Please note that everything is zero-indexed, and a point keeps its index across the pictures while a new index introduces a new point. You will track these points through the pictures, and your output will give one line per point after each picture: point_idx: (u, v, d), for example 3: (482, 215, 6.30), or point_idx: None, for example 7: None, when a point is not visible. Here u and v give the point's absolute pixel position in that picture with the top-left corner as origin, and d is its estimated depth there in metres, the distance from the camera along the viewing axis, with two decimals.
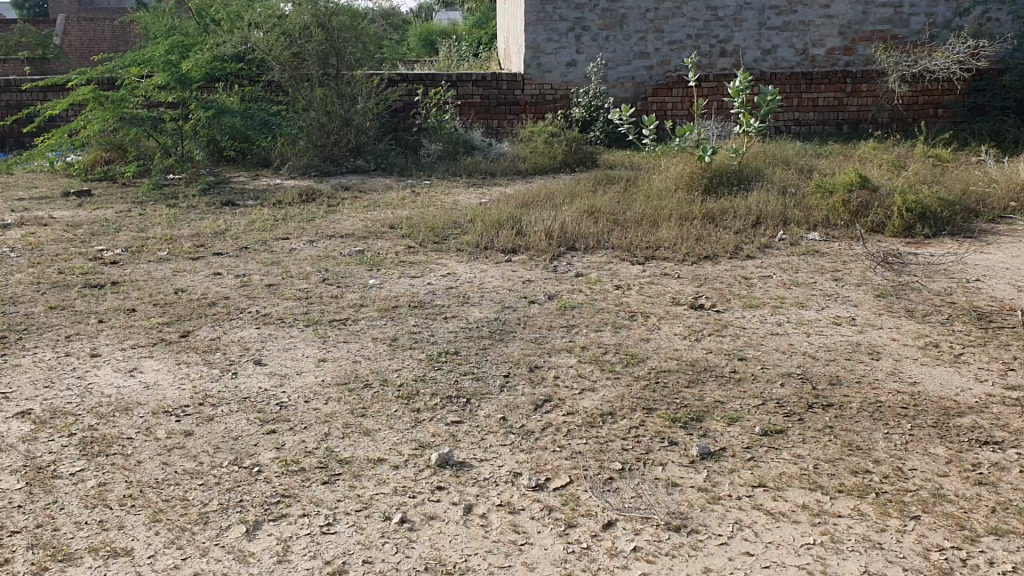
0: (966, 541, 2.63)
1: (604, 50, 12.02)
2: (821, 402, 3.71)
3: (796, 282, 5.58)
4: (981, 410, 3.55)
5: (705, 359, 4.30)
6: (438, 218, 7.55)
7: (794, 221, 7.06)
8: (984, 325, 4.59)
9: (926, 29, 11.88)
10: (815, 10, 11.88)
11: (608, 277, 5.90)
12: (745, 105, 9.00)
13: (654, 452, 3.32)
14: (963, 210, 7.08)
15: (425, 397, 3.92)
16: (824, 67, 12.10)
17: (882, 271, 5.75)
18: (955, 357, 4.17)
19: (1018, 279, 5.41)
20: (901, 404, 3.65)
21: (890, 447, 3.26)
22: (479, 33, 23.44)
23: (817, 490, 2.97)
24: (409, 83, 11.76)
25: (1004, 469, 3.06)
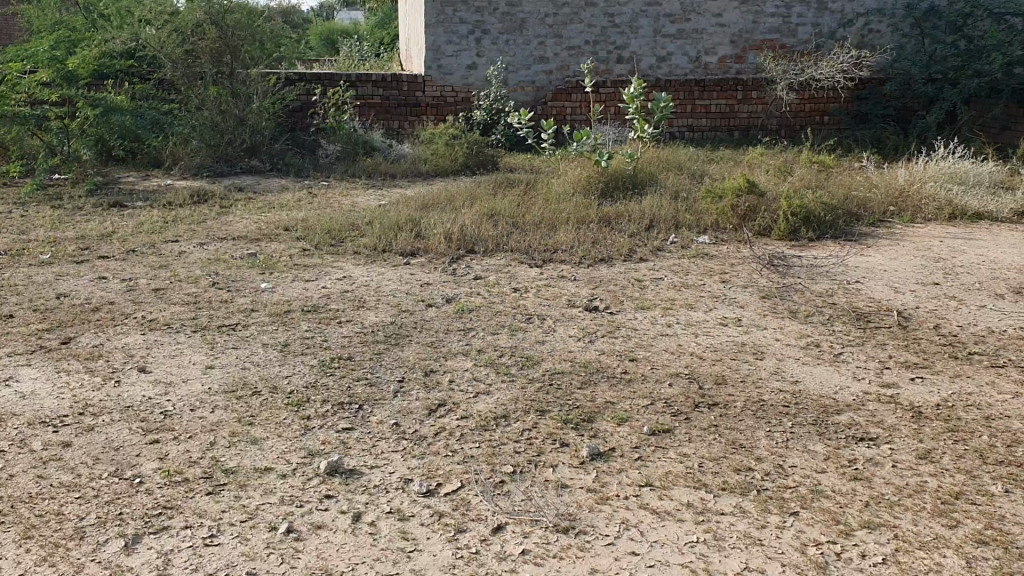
0: (841, 535, 2.72)
1: (504, 53, 12.08)
2: (706, 402, 3.80)
3: (686, 284, 5.71)
4: (858, 408, 3.69)
5: (598, 360, 4.35)
6: (335, 220, 7.46)
7: (686, 225, 7.21)
8: (862, 325, 4.77)
9: (812, 38, 12.33)
10: (708, 18, 12.18)
11: (506, 280, 5.92)
12: (639, 112, 9.16)
13: (546, 453, 3.34)
14: (846, 214, 7.35)
15: (316, 403, 3.86)
16: (716, 74, 12.41)
17: (768, 273, 5.93)
18: (834, 356, 4.32)
19: (895, 281, 5.65)
20: (783, 402, 3.77)
21: (772, 444, 3.37)
22: (381, 34, 23.27)
23: (701, 488, 3.04)
24: (308, 82, 11.58)
25: (878, 465, 3.18)
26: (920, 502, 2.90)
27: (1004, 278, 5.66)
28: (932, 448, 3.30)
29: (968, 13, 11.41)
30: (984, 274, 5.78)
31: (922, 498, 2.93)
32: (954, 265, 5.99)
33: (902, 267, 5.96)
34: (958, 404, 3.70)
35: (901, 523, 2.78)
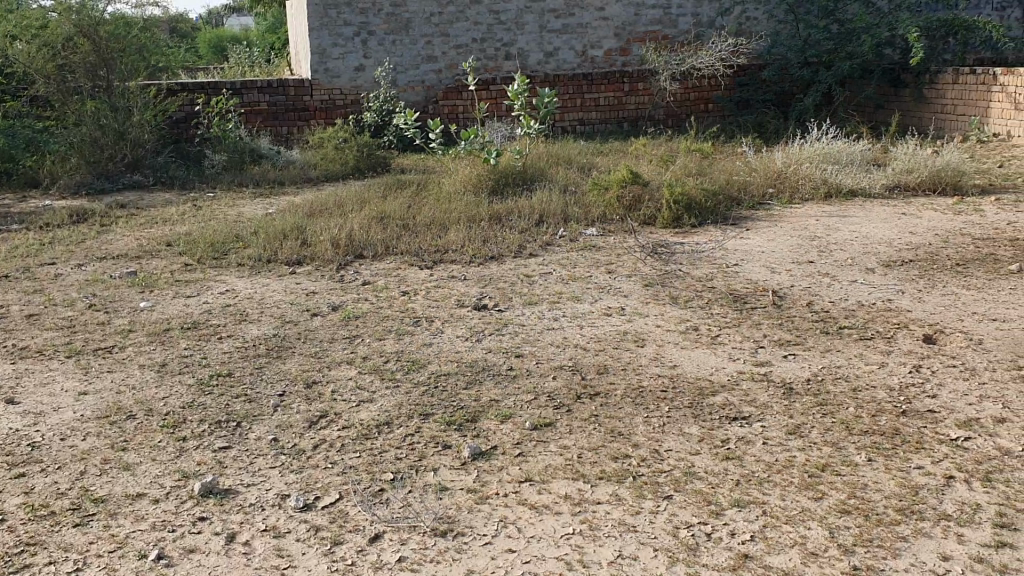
0: (711, 515, 2.78)
1: (391, 54, 12.00)
2: (588, 392, 3.83)
3: (573, 277, 5.75)
4: (732, 388, 3.79)
5: (484, 358, 4.33)
6: (219, 233, 7.27)
7: (574, 218, 7.28)
8: (740, 306, 4.89)
9: (692, 28, 12.58)
10: (591, 12, 12.32)
11: (395, 283, 5.87)
12: (524, 107, 9.20)
13: (427, 457, 3.30)
14: (726, 199, 7.54)
15: (192, 424, 3.76)
16: (602, 67, 12.56)
17: (651, 261, 6.02)
18: (712, 339, 4.41)
19: (771, 262, 5.81)
20: (661, 387, 3.84)
21: (649, 430, 3.43)
22: (271, 40, 22.89)
23: (579, 479, 3.07)
24: (191, 92, 11.28)
25: (749, 442, 3.27)
26: (789, 477, 2.98)
27: (874, 253, 5.86)
28: (801, 423, 3.40)
29: None
30: (856, 250, 5.98)
31: (790, 473, 3.01)
32: (828, 243, 6.18)
33: (779, 248, 6.13)
34: (827, 378, 3.82)
35: (769, 499, 2.86)
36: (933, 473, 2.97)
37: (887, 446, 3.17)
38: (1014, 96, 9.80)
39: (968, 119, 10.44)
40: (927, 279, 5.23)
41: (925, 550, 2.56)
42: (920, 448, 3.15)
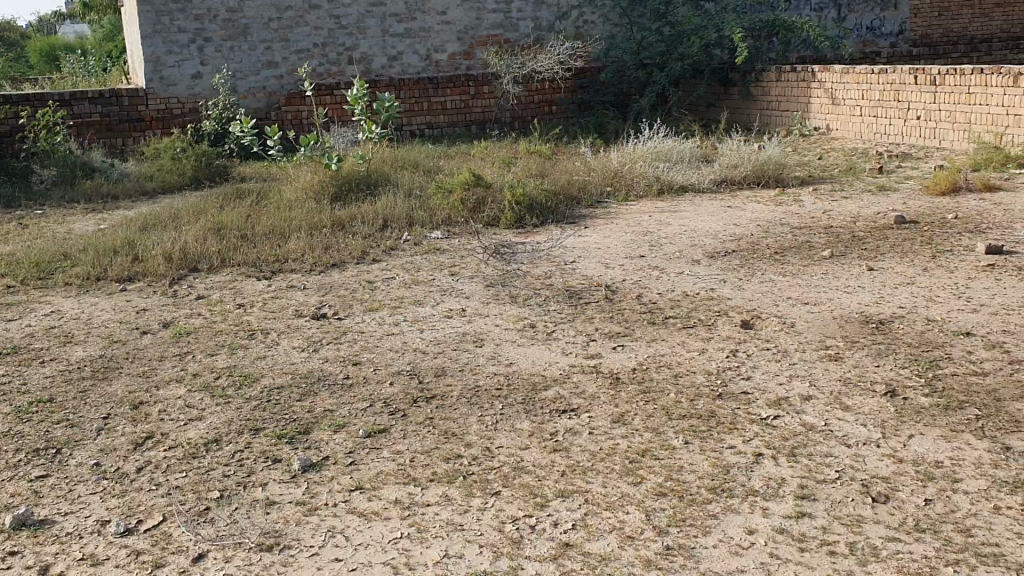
0: (536, 508, 2.87)
1: (229, 61, 11.68)
2: (424, 396, 3.86)
3: (415, 280, 5.77)
4: (564, 381, 3.89)
5: (320, 368, 4.27)
6: (44, 252, 6.90)
7: (418, 221, 7.28)
8: (575, 301, 5.03)
9: (532, 32, 12.81)
10: (432, 17, 12.37)
11: (231, 296, 5.73)
12: (365, 113, 9.14)
13: (256, 473, 3.25)
14: (566, 199, 7.72)
15: (6, 454, 3.56)
16: (447, 71, 12.61)
17: (493, 261, 6.10)
18: (547, 335, 4.52)
19: (606, 257, 5.99)
20: (496, 386, 3.90)
21: (482, 428, 3.48)
22: (107, 48, 21.88)
23: (410, 483, 3.09)
24: (14, 104, 10.67)
25: (576, 434, 3.38)
26: (611, 464, 3.14)
27: (701, 245, 6.14)
28: (626, 411, 3.56)
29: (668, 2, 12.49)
30: (684, 242, 6.24)
31: (613, 460, 3.16)
32: (659, 238, 6.43)
33: (614, 244, 6.33)
34: (651, 366, 4.00)
35: (591, 488, 2.98)
36: (743, 452, 3.18)
37: (703, 428, 3.37)
38: (830, 91, 10.46)
39: (790, 115, 11.06)
40: (747, 268, 5.51)
41: (732, 525, 2.74)
42: (733, 429, 3.36)
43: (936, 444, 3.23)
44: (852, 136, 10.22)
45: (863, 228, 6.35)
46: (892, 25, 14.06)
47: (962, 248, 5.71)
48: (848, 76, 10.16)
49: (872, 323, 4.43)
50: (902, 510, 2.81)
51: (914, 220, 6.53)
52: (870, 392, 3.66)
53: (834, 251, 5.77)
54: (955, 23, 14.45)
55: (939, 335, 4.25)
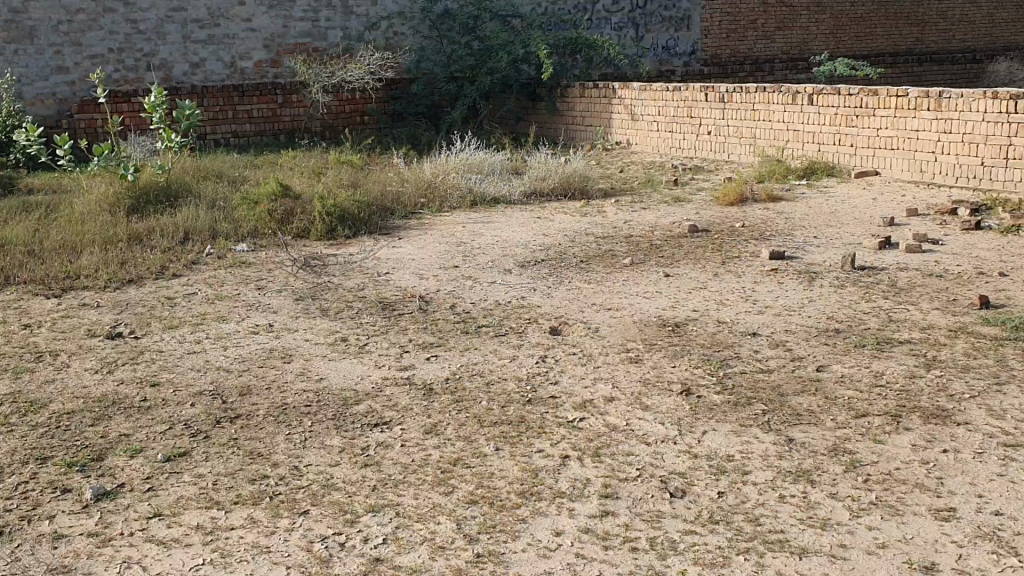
0: (346, 524, 2.83)
1: (13, 65, 10.89)
2: (228, 416, 3.72)
3: (220, 295, 5.57)
4: (375, 395, 3.86)
5: (115, 392, 4.03)
6: None
7: (224, 234, 7.03)
8: (387, 313, 5.00)
9: (341, 41, 12.70)
10: (237, 24, 12.03)
11: (15, 316, 5.32)
12: (164, 121, 8.74)
13: (42, 505, 3.03)
14: (378, 210, 7.68)
15: None
16: (253, 79, 12.28)
17: (303, 274, 5.98)
18: (358, 348, 4.47)
19: (419, 268, 6.00)
20: (305, 402, 3.82)
21: (289, 447, 3.40)
22: None
23: (213, 507, 2.97)
24: None
25: (388, 447, 3.36)
26: (423, 475, 3.13)
27: (511, 254, 6.27)
28: (438, 422, 3.57)
29: (476, 16, 12.69)
30: (495, 252, 6.35)
31: (425, 472, 3.16)
32: (471, 248, 6.50)
33: (427, 255, 6.35)
34: (463, 376, 4.04)
35: (402, 500, 2.97)
36: (551, 455, 3.27)
37: (513, 434, 3.44)
38: (630, 107, 10.92)
39: (594, 130, 11.47)
40: (555, 276, 5.66)
41: (540, 528, 2.80)
42: (541, 433, 3.45)
43: (728, 439, 3.42)
44: (651, 150, 10.72)
45: (660, 237, 6.67)
46: (685, 45, 14.93)
47: (748, 255, 6.10)
48: (645, 93, 10.67)
49: (669, 326, 4.65)
50: (698, 504, 2.96)
51: (705, 229, 6.91)
52: (669, 390, 3.84)
53: (635, 259, 6.02)
54: (741, 44, 15.41)
55: (730, 336, 4.52)
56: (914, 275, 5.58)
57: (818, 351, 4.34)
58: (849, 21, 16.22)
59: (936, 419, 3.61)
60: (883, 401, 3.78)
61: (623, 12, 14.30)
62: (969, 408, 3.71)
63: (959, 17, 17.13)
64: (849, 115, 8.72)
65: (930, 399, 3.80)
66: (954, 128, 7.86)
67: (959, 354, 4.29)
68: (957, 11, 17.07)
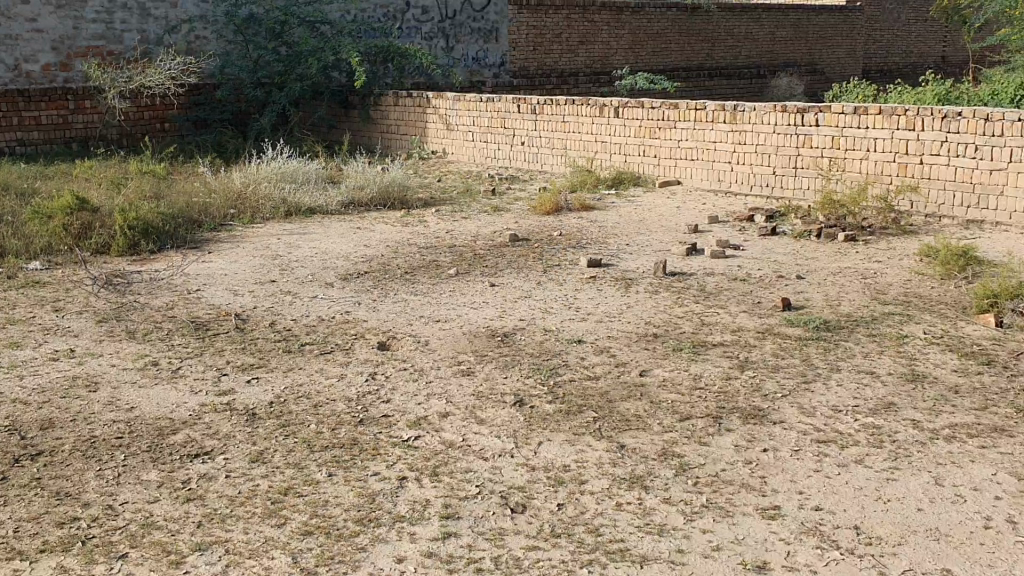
0: (171, 566, 2.64)
1: None
2: (28, 453, 3.39)
3: (12, 320, 5.09)
4: (194, 422, 3.63)
5: None
6: None
7: (12, 251, 6.46)
8: (202, 334, 4.73)
9: (139, 45, 12.00)
10: (20, 23, 11.07)
11: None
12: None
13: None
14: (186, 222, 7.29)
15: None
16: (42, 83, 11.31)
17: (106, 294, 5.57)
18: (172, 373, 4.19)
19: (234, 284, 5.73)
20: (116, 434, 3.54)
21: (101, 485, 3.13)
22: None
23: (16, 558, 2.69)
24: None
25: (212, 479, 3.16)
26: (252, 508, 2.96)
27: (331, 267, 6.10)
28: (264, 449, 3.39)
29: (283, 21, 12.25)
30: (314, 265, 6.16)
31: (253, 503, 2.99)
32: (289, 261, 6.27)
33: (241, 270, 6.07)
34: (290, 398, 3.86)
35: (232, 536, 2.80)
36: (387, 478, 3.17)
37: (345, 458, 3.31)
38: (444, 117, 10.94)
39: (409, 139, 11.42)
40: (379, 289, 5.55)
41: (381, 555, 2.71)
42: (375, 455, 3.35)
43: (563, 449, 3.43)
44: (466, 159, 10.78)
45: (482, 247, 6.68)
46: (495, 57, 15.14)
47: (569, 263, 6.20)
48: (458, 103, 10.72)
49: (497, 337, 4.65)
50: (538, 518, 2.95)
51: (526, 238, 6.98)
52: (502, 403, 3.82)
53: (458, 269, 5.99)
54: (547, 57, 15.65)
55: (556, 344, 4.56)
56: (721, 279, 5.85)
57: (640, 356, 4.45)
58: (646, 36, 16.75)
59: (754, 419, 3.77)
60: (704, 403, 3.91)
61: (432, 22, 14.52)
62: (783, 407, 3.90)
63: (744, 34, 18.11)
64: (653, 127, 9.03)
65: (747, 399, 3.98)
66: (749, 139, 8.32)
67: (769, 354, 4.51)
68: (742, 29, 18.03)
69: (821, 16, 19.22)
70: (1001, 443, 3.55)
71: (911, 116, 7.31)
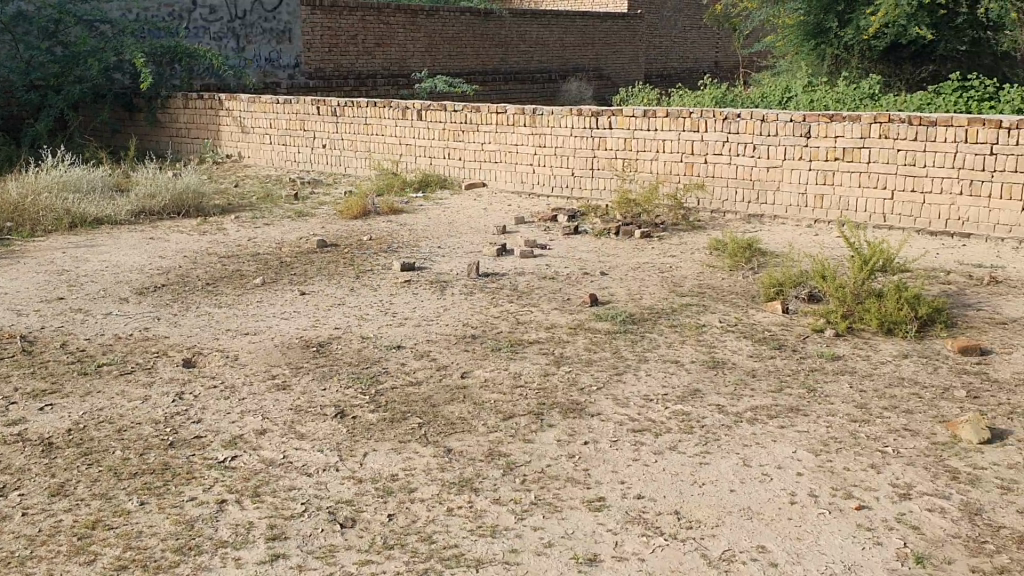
0: None
1: None
2: None
3: None
4: None
5: None
6: None
7: None
8: None
9: None
10: None
11: None
12: None
13: None
14: None
15: None
16: None
17: None
18: None
19: (15, 303, 5.28)
20: None
21: None
22: None
23: None
24: None
25: (7, 518, 2.90)
26: (57, 547, 2.74)
27: (126, 281, 5.74)
28: (65, 481, 3.15)
29: (57, 19, 11.52)
30: (106, 280, 5.77)
31: (57, 542, 2.77)
32: (77, 276, 5.85)
33: (22, 288, 5.60)
34: (90, 424, 3.60)
35: None
36: (206, 501, 3.02)
37: (157, 484, 3.13)
38: (239, 119, 10.58)
39: (202, 142, 10.96)
40: (180, 302, 5.28)
41: None
42: (191, 478, 3.17)
43: (388, 458, 3.38)
44: (265, 163, 10.48)
45: (288, 254, 6.49)
46: (288, 58, 14.75)
47: (380, 267, 6.13)
48: (254, 105, 10.39)
49: (312, 347, 4.53)
50: (369, 531, 2.89)
51: (334, 243, 6.84)
52: (322, 415, 3.72)
53: (265, 278, 5.79)
54: (343, 59, 15.31)
55: (373, 352, 4.49)
56: (531, 278, 5.97)
57: (459, 358, 4.45)
58: (442, 40, 16.82)
59: (573, 413, 3.86)
60: (525, 401, 3.96)
61: (221, 22, 14.04)
62: (599, 399, 4.02)
63: (535, 40, 18.53)
64: (455, 130, 9.07)
65: (565, 394, 4.07)
66: (548, 141, 8.51)
67: (582, 349, 4.63)
68: (533, 35, 18.44)
69: (606, 22, 19.97)
70: (797, 421, 3.80)
71: (695, 118, 7.70)
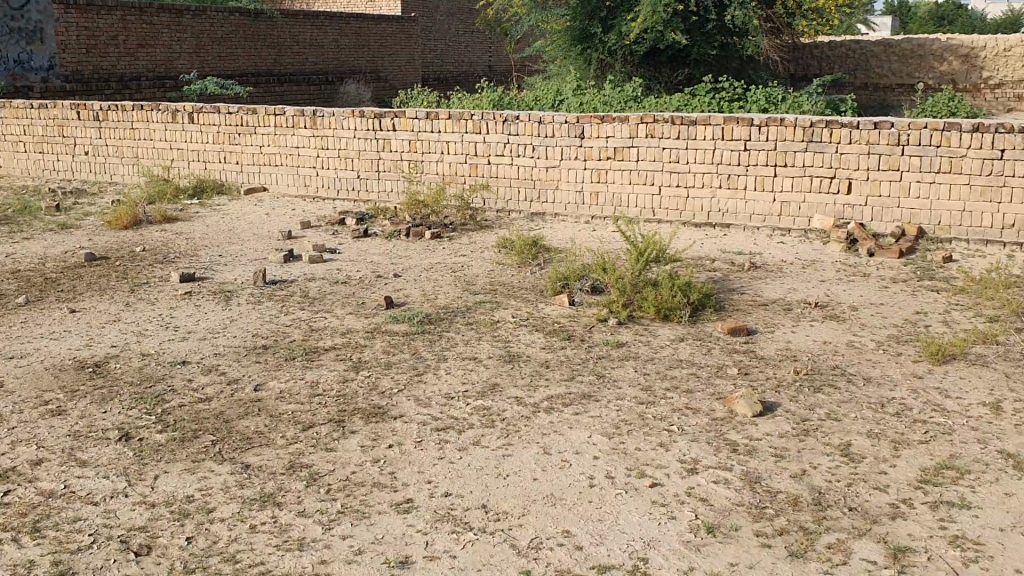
0: None
1: None
2: None
3: None
4: None
5: None
6: None
7: None
8: None
9: None
10: None
11: None
12: None
13: None
14: None
15: None
16: None
17: None
18: None
19: None
20: None
21: None
22: None
23: None
24: None
25: None
26: None
27: None
28: None
29: None
30: None
31: None
32: None
33: None
34: None
35: None
36: None
37: None
38: None
39: None
40: None
41: None
42: None
43: (182, 479, 3.22)
44: (20, 173, 9.85)
45: (53, 269, 6.03)
46: (41, 60, 13.54)
47: (158, 279, 5.82)
48: (5, 111, 9.71)
49: (88, 367, 4.23)
50: (166, 557, 2.76)
51: (103, 256, 6.43)
52: (105, 440, 3.49)
53: (28, 297, 5.35)
54: (103, 60, 14.35)
55: (158, 369, 4.26)
56: (321, 283, 5.86)
57: (251, 370, 4.30)
58: (211, 40, 16.18)
59: (375, 418, 3.82)
60: (324, 409, 3.89)
61: None
62: (400, 401, 4.01)
63: (309, 40, 18.20)
64: (231, 134, 8.75)
65: (365, 398, 4.02)
66: (330, 144, 8.37)
67: (379, 353, 4.60)
68: (307, 35, 18.09)
69: (380, 25, 19.91)
70: (590, 407, 3.96)
71: (476, 120, 7.80)
